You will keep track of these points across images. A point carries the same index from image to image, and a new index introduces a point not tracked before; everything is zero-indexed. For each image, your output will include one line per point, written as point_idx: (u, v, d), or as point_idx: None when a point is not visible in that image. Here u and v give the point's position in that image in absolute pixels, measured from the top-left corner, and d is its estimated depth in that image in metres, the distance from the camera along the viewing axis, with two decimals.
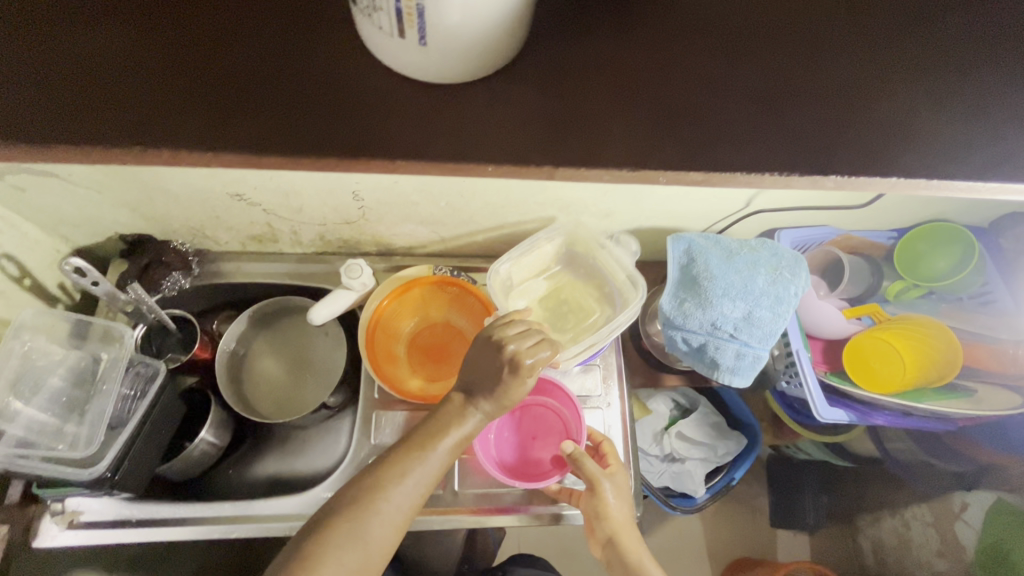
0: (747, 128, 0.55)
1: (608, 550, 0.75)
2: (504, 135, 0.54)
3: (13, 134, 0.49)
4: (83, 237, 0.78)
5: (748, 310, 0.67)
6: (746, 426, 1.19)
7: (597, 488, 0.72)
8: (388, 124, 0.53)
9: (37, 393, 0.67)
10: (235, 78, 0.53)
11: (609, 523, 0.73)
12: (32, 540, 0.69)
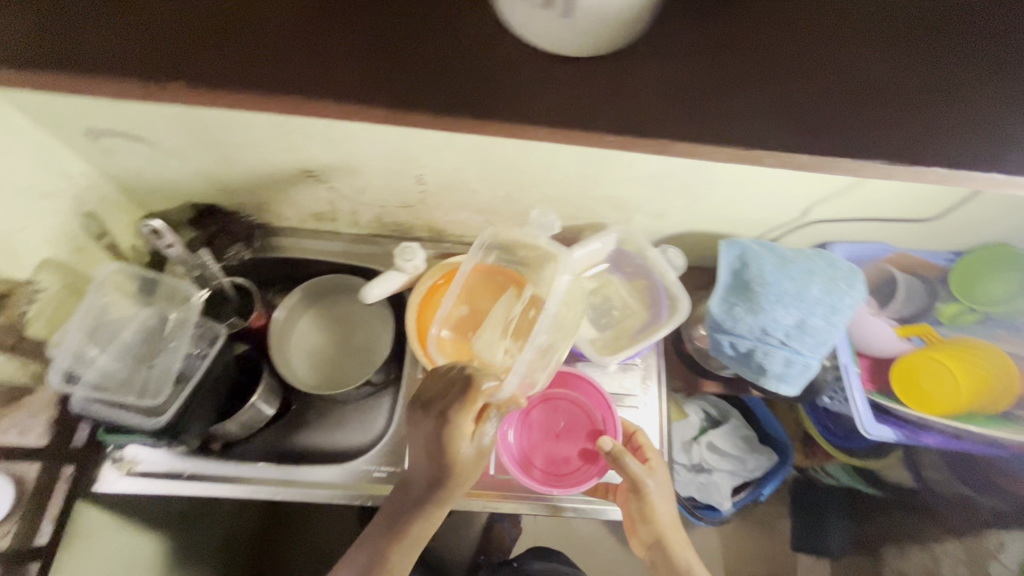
0: (852, 112, 0.51)
1: (650, 544, 0.77)
2: (587, 103, 0.52)
3: (106, 73, 0.50)
4: (156, 203, 0.82)
5: (801, 318, 0.67)
6: (777, 442, 1.17)
7: (641, 486, 0.74)
8: (469, 86, 0.52)
9: (110, 344, 0.70)
10: (314, 28, 0.53)
11: (654, 518, 0.75)
12: (94, 484, 0.73)
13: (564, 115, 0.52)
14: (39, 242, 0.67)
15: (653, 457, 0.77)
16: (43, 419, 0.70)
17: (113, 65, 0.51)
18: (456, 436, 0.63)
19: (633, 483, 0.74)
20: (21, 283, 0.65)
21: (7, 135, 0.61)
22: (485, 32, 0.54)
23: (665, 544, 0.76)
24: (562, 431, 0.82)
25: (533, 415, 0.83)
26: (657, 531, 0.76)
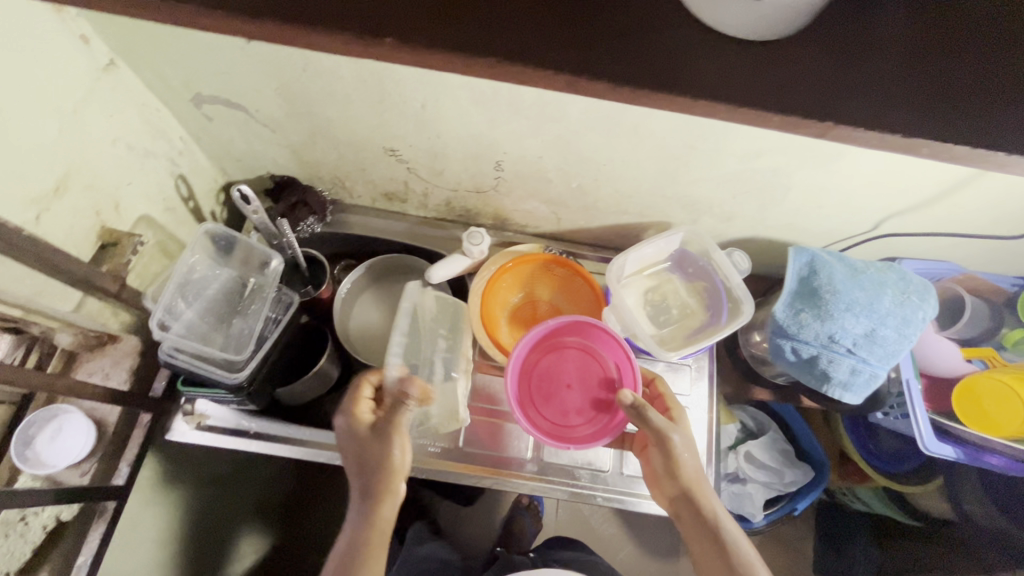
0: (1001, 100, 0.48)
1: (678, 504, 0.72)
2: (708, 78, 0.49)
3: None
4: (238, 171, 0.86)
5: (871, 328, 0.67)
6: (813, 461, 1.16)
7: (669, 439, 0.69)
8: (587, 46, 0.48)
9: (195, 299, 0.74)
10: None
11: (684, 472, 0.70)
12: (166, 433, 0.76)
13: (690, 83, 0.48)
14: (140, 198, 0.71)
15: (677, 408, 0.74)
16: (123, 367, 0.75)
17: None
18: (353, 421, 0.71)
19: (659, 437, 0.69)
20: (127, 235, 0.67)
21: (124, 95, 0.65)
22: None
23: (699, 504, 0.70)
24: (570, 380, 0.74)
25: (536, 361, 0.75)
26: (687, 487, 0.70)
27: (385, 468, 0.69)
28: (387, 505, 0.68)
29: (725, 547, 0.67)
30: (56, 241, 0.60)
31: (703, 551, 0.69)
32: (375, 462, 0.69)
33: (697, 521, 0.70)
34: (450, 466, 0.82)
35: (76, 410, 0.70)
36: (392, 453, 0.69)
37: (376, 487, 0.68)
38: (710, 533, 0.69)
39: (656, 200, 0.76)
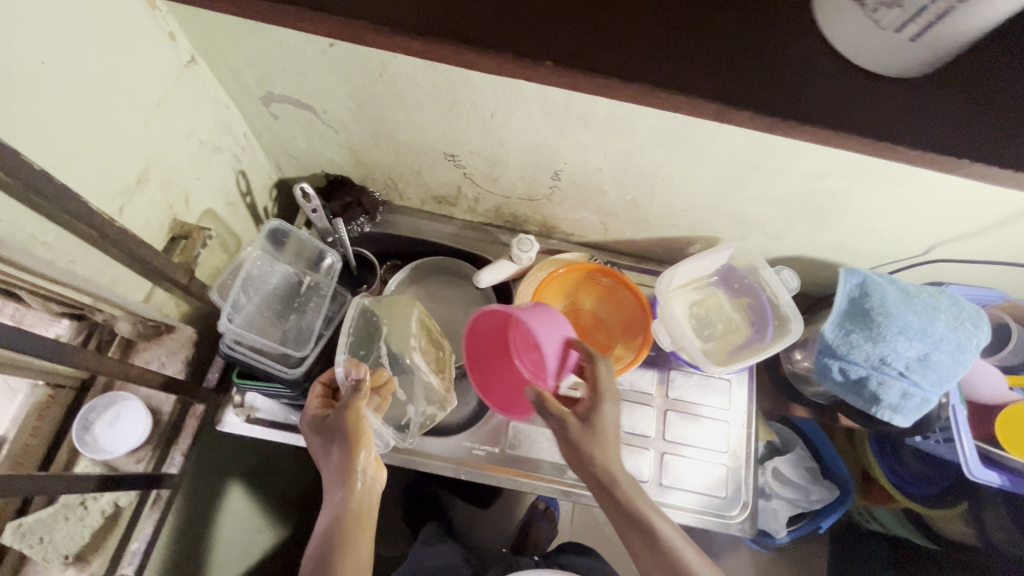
0: None
1: (589, 484, 0.64)
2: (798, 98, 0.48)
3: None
4: (292, 168, 0.87)
5: (925, 352, 0.68)
6: (835, 477, 1.14)
7: (568, 420, 0.62)
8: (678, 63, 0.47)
9: (255, 294, 0.74)
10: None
11: (586, 452, 0.62)
12: (217, 424, 0.77)
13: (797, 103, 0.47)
14: (206, 192, 0.72)
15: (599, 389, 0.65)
16: (179, 357, 0.76)
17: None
18: (311, 415, 0.70)
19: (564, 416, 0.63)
20: (198, 228, 0.67)
21: (201, 91, 0.66)
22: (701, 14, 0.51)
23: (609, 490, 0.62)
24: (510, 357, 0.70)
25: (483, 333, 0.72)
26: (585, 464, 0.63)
27: (349, 457, 0.67)
28: (360, 487, 0.67)
29: (650, 534, 0.62)
30: (135, 231, 0.61)
31: (628, 536, 0.63)
32: (340, 457, 0.67)
33: (609, 498, 0.63)
34: (495, 470, 0.81)
35: (135, 398, 0.71)
36: (349, 446, 0.67)
37: (339, 474, 0.67)
38: (626, 517, 0.62)
39: (709, 215, 0.77)
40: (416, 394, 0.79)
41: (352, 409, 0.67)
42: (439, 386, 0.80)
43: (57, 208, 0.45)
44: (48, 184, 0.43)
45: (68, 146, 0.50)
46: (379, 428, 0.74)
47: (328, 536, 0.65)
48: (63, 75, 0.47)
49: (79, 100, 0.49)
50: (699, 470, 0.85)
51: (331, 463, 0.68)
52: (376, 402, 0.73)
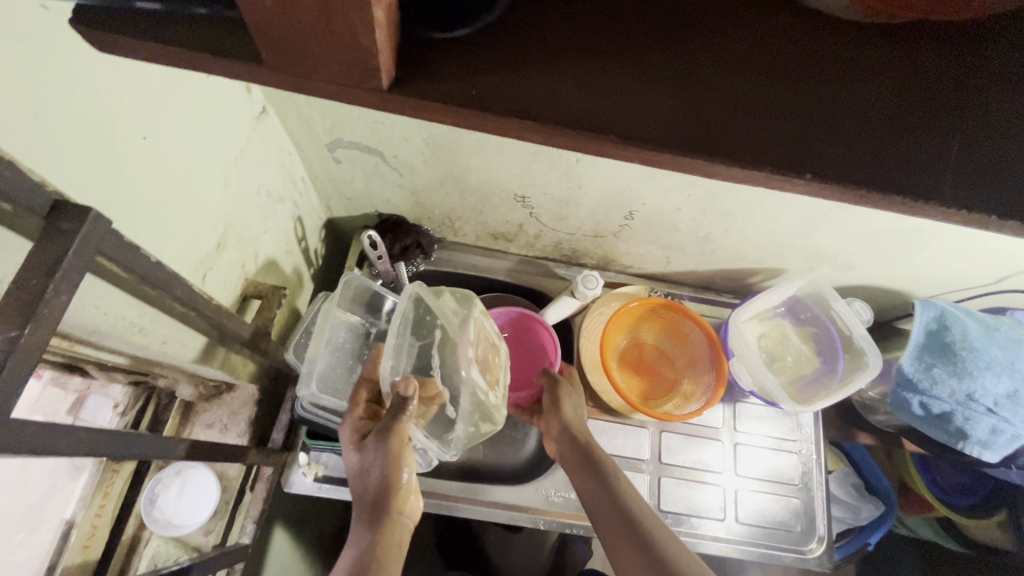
0: None
1: (561, 444, 0.72)
2: None
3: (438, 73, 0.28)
4: (345, 209, 0.83)
5: (1014, 388, 0.68)
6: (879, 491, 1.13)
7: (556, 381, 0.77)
8: None
9: (328, 348, 0.69)
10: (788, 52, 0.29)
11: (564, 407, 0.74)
12: (284, 485, 0.72)
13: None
14: (270, 246, 0.68)
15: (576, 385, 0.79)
16: (241, 418, 0.72)
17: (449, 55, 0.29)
18: (353, 426, 0.60)
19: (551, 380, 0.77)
20: (273, 287, 0.63)
21: (269, 142, 0.62)
22: None
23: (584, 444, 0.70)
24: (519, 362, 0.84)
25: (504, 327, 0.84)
26: (567, 422, 0.73)
27: (392, 480, 0.56)
28: (394, 515, 0.56)
29: (614, 495, 0.64)
30: (215, 297, 0.57)
31: (590, 493, 0.66)
32: (381, 481, 0.55)
33: (576, 456, 0.70)
34: (576, 518, 0.77)
35: (199, 470, 0.67)
36: (396, 467, 0.56)
37: (378, 501, 0.55)
38: (594, 469, 0.67)
39: (784, 251, 0.76)
40: (465, 409, 0.64)
41: (401, 426, 0.56)
42: (494, 402, 0.68)
43: (167, 295, 0.41)
44: (160, 274, 0.40)
45: (162, 223, 0.46)
46: (423, 441, 0.64)
47: None
48: (158, 149, 0.43)
49: (173, 177, 0.46)
50: (774, 505, 0.83)
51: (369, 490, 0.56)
52: (422, 411, 0.63)
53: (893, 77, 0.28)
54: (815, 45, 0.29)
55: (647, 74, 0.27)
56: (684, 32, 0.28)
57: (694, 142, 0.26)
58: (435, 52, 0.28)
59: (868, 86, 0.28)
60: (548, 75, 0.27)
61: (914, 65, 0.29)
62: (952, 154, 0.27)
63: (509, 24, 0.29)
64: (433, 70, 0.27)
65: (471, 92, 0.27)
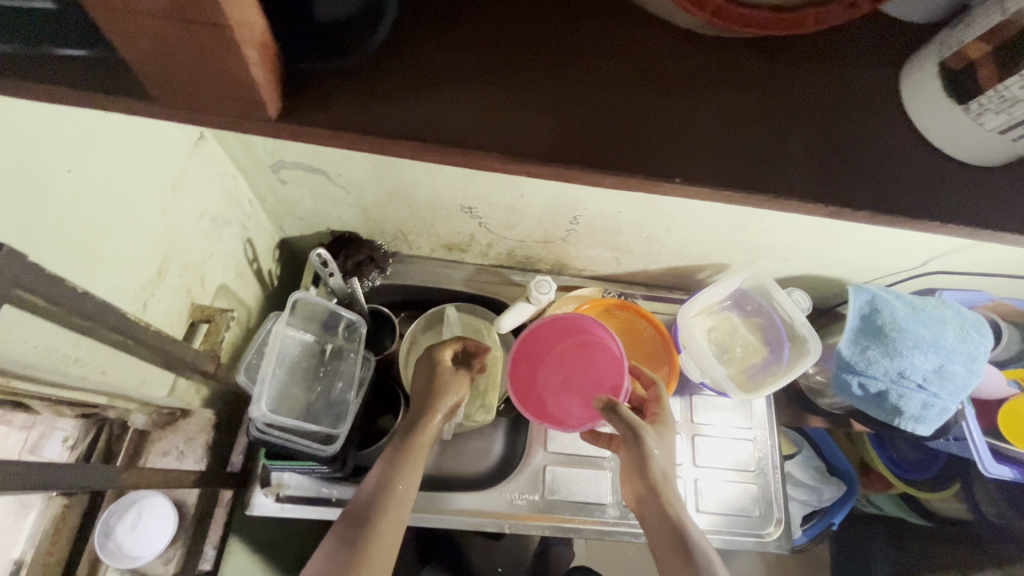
0: None
1: (645, 504, 0.63)
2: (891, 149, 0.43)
3: (324, 97, 0.37)
4: (296, 229, 0.83)
5: (940, 364, 0.72)
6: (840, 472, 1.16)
7: (642, 433, 0.62)
8: (852, 133, 0.42)
9: (281, 368, 0.70)
10: (595, 80, 0.39)
11: (655, 469, 0.62)
12: (248, 507, 0.72)
13: (872, 193, 0.40)
14: (219, 269, 0.68)
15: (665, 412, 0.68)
16: (199, 443, 0.71)
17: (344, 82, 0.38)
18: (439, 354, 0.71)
19: (633, 436, 0.62)
20: (219, 311, 0.64)
21: (210, 166, 0.62)
22: (823, 41, 0.44)
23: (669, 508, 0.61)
24: (586, 372, 0.69)
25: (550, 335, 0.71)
26: (652, 483, 0.62)
27: (392, 486, 0.61)
28: (384, 525, 0.58)
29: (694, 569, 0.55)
30: (158, 325, 0.58)
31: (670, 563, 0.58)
32: (380, 486, 0.61)
33: (663, 525, 0.60)
34: (538, 519, 0.79)
35: (155, 496, 0.67)
36: (398, 471, 0.62)
37: (383, 501, 0.60)
38: (676, 537, 0.58)
39: (723, 247, 0.79)
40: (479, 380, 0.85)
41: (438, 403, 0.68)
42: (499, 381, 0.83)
43: (101, 326, 0.42)
44: (90, 304, 0.40)
45: (98, 255, 0.47)
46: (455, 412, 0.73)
47: (382, 484, 0.61)
48: (86, 181, 0.44)
49: (108, 209, 0.47)
50: (732, 492, 0.86)
51: (366, 502, 0.60)
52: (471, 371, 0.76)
53: (706, 96, 0.40)
54: (651, 72, 0.40)
55: (525, 101, 0.38)
56: (518, 68, 0.39)
57: (560, 151, 0.37)
58: (351, 81, 0.37)
59: (643, 106, 0.39)
60: (412, 103, 0.37)
61: (687, 90, 0.40)
62: (744, 153, 0.39)
63: (428, 60, 0.38)
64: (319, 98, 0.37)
65: (392, 115, 0.37)
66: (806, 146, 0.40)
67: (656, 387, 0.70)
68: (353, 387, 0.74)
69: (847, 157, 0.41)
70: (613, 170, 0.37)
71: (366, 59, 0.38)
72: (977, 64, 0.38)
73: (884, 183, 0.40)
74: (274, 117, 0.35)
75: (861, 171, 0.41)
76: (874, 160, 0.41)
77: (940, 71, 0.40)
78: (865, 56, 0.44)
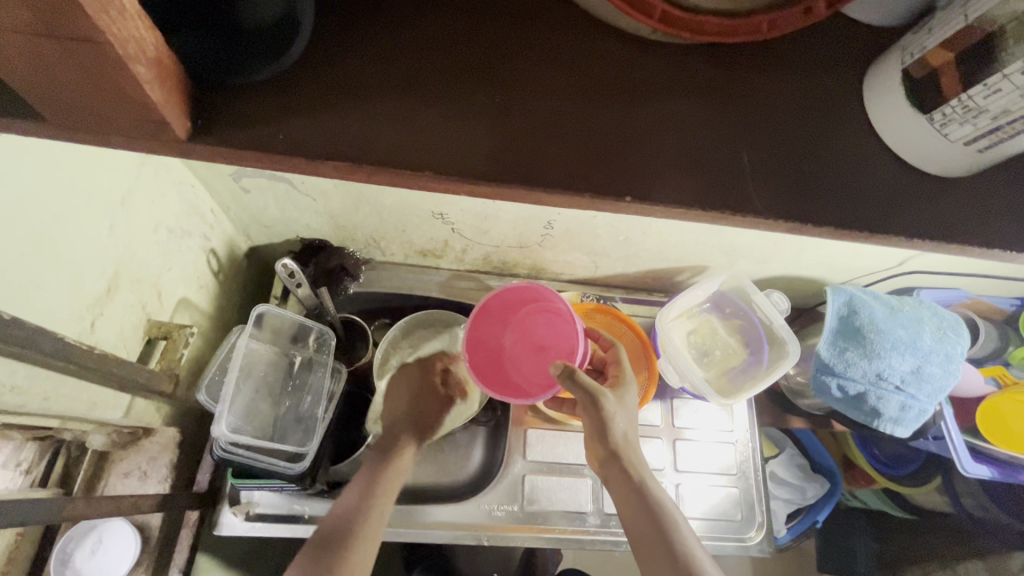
0: None
1: (608, 468, 0.62)
2: (838, 159, 0.44)
3: (262, 115, 0.40)
4: (263, 238, 0.79)
5: (918, 364, 0.72)
6: (824, 469, 1.16)
7: (601, 397, 0.60)
8: (782, 144, 0.44)
9: (246, 384, 0.68)
10: (515, 93, 0.42)
11: (614, 432, 0.60)
12: (215, 527, 0.70)
13: (826, 209, 0.43)
14: (178, 283, 0.66)
15: (625, 373, 0.67)
16: (162, 463, 0.68)
17: (282, 102, 0.41)
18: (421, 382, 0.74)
19: (592, 401, 0.59)
20: (178, 327, 0.62)
21: (164, 178, 0.59)
22: (761, 51, 0.46)
23: (633, 474, 0.60)
24: (535, 336, 0.67)
25: (498, 308, 0.68)
26: (614, 448, 0.61)
27: (367, 502, 0.61)
28: (361, 543, 0.58)
29: (671, 548, 0.55)
30: (107, 346, 0.56)
31: (641, 538, 0.57)
32: (357, 505, 0.61)
33: (630, 493, 0.59)
34: (518, 530, 0.77)
35: (116, 520, 0.64)
36: (376, 489, 0.63)
37: (352, 521, 0.59)
38: (651, 514, 0.58)
39: (701, 250, 0.77)
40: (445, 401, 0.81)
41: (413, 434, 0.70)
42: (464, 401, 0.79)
43: (32, 351, 0.40)
44: (19, 331, 0.38)
45: (30, 275, 0.45)
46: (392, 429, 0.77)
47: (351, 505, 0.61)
48: (9, 199, 0.42)
49: (41, 227, 0.45)
50: (713, 496, 0.85)
51: (337, 522, 0.59)
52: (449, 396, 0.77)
53: (650, 108, 0.43)
54: (591, 85, 0.43)
55: (452, 115, 0.41)
56: (446, 85, 0.42)
57: (499, 169, 0.40)
58: (273, 95, 0.41)
59: (561, 122, 0.42)
60: (344, 120, 0.41)
61: (605, 105, 0.43)
62: (680, 163, 0.42)
63: (383, 71, 0.42)
64: (234, 118, 0.40)
65: (346, 130, 0.40)
66: (734, 158, 0.43)
67: (614, 348, 0.69)
68: (323, 401, 0.72)
69: (810, 173, 0.43)
70: (559, 188, 0.40)
71: (291, 70, 0.41)
72: (939, 72, 0.39)
73: (813, 199, 0.43)
74: (183, 138, 0.39)
75: (820, 188, 0.43)
76: (830, 177, 0.43)
77: (905, 76, 0.41)
78: (817, 66, 0.46)
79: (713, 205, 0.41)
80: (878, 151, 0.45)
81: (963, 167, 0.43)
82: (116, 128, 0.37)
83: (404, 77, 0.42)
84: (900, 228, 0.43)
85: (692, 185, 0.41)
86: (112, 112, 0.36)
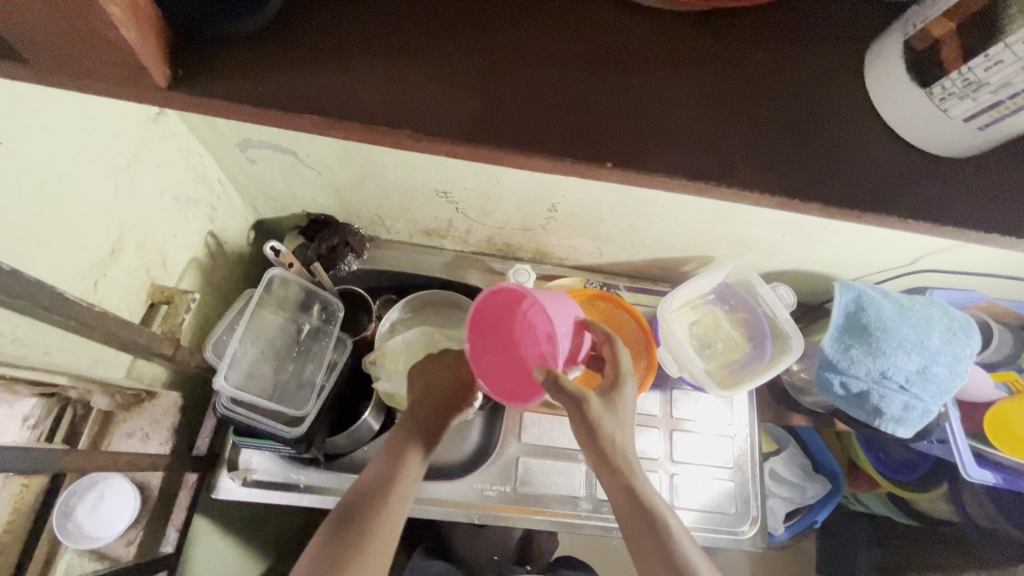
0: None
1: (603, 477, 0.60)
2: (838, 141, 0.43)
3: (251, 73, 0.40)
4: (269, 211, 0.79)
5: (924, 364, 0.70)
6: (826, 471, 1.14)
7: (586, 406, 0.57)
8: (780, 123, 0.43)
9: (253, 346, 0.70)
10: (506, 61, 0.42)
11: (605, 442, 0.57)
12: (214, 490, 0.72)
13: (827, 190, 0.41)
14: (183, 249, 0.67)
15: (621, 370, 0.62)
16: (164, 426, 0.70)
17: (274, 63, 0.41)
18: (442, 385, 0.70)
19: (579, 408, 0.57)
20: (180, 292, 0.63)
21: (172, 145, 0.60)
22: (764, 26, 0.45)
23: (626, 482, 0.58)
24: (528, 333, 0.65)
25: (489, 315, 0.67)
26: (611, 462, 0.58)
27: (391, 487, 0.60)
28: (384, 524, 0.57)
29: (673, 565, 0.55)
30: (109, 304, 0.57)
31: (639, 547, 0.57)
32: (378, 489, 0.59)
33: (628, 506, 0.58)
34: (508, 510, 0.78)
35: (119, 476, 0.65)
36: (402, 470, 0.61)
37: (371, 502, 0.58)
38: (653, 531, 0.56)
39: (706, 239, 0.76)
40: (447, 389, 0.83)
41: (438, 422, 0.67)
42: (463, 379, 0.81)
43: (33, 305, 0.41)
44: (15, 281, 0.40)
45: (33, 230, 0.46)
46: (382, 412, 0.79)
47: (375, 483, 0.60)
48: (14, 157, 0.43)
49: (49, 185, 0.47)
50: (710, 488, 0.85)
51: (359, 498, 0.59)
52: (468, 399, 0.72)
53: (637, 76, 0.42)
54: (581, 54, 0.42)
55: (441, 80, 0.41)
56: (434, 49, 0.42)
57: (480, 130, 0.40)
58: (263, 53, 0.41)
59: (550, 90, 0.41)
60: (334, 80, 0.41)
61: (598, 76, 0.42)
62: (673, 138, 0.41)
63: (374, 35, 0.42)
64: (227, 76, 0.40)
65: (333, 91, 0.40)
66: (725, 134, 0.42)
67: (611, 343, 0.63)
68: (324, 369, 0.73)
69: (811, 152, 0.42)
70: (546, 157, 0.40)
71: (287, 33, 0.42)
72: (941, 43, 0.37)
73: (810, 180, 0.42)
74: (162, 87, 0.39)
75: (823, 169, 0.42)
76: (834, 159, 0.42)
77: (905, 48, 0.40)
78: (822, 44, 0.45)
79: (703, 180, 0.40)
80: (883, 135, 0.44)
81: (964, 146, 0.42)
82: (105, 83, 0.37)
83: (390, 40, 0.42)
84: (899, 213, 0.42)
85: (678, 158, 0.40)
86: (104, 66, 0.36)
